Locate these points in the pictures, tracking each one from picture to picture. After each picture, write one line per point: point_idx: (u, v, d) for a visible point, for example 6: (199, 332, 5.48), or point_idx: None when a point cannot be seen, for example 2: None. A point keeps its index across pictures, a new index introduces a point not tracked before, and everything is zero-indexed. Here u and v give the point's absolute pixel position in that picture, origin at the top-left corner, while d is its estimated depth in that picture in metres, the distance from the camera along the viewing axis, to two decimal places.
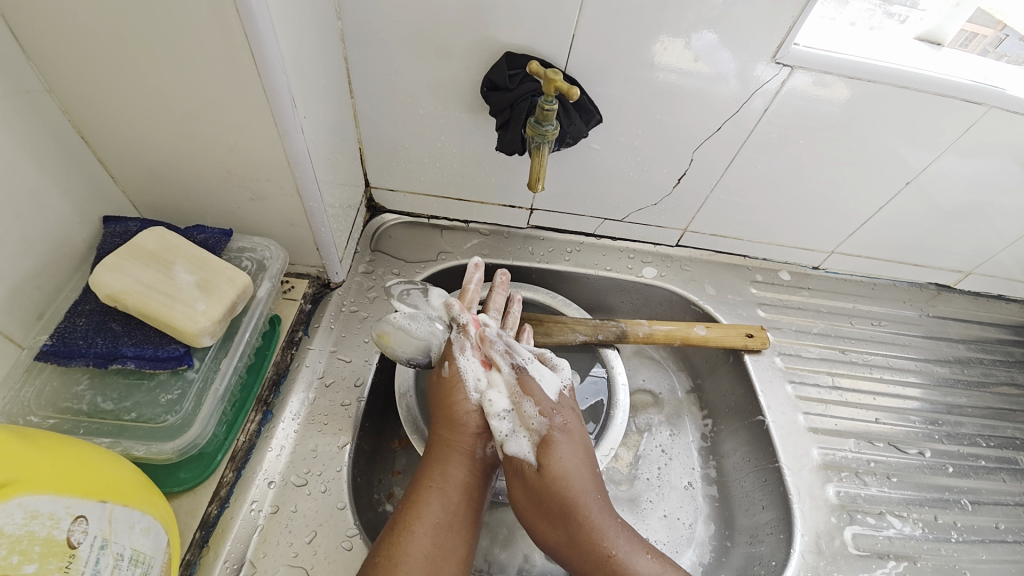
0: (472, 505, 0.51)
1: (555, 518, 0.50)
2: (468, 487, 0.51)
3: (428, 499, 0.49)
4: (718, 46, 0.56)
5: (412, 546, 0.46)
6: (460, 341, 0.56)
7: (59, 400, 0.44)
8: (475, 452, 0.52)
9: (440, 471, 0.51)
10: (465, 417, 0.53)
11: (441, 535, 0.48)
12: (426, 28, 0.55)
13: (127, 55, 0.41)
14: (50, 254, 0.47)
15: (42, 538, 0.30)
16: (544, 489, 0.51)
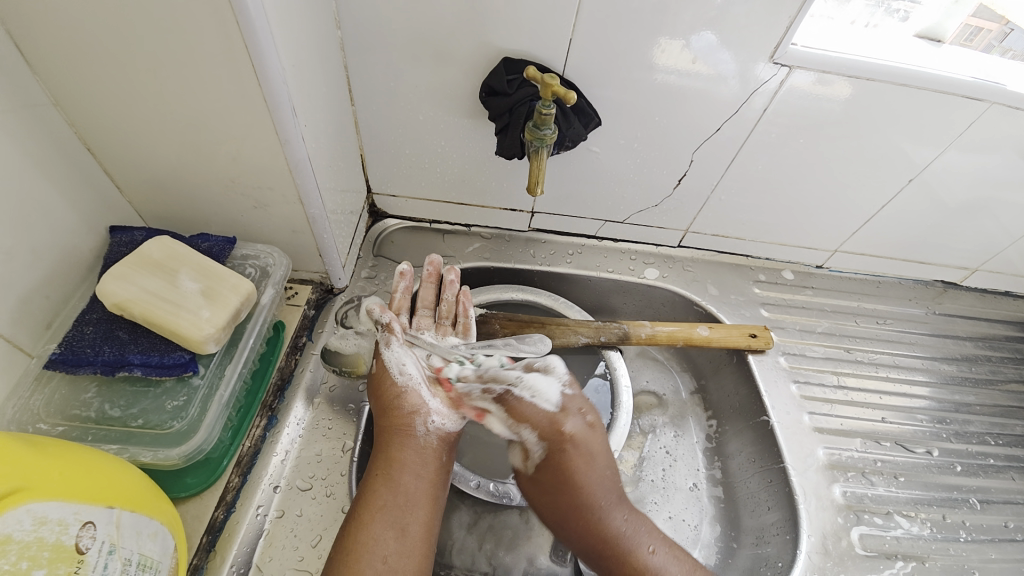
0: (425, 485, 0.52)
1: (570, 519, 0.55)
2: (417, 468, 0.53)
3: (377, 490, 0.51)
4: (716, 47, 0.56)
5: (368, 536, 0.48)
6: (384, 338, 0.58)
7: (68, 408, 0.45)
8: (416, 433, 0.54)
9: (384, 459, 0.52)
10: (401, 398, 0.55)
11: (391, 519, 0.49)
12: (424, 35, 0.56)
13: (131, 68, 0.42)
14: (58, 264, 0.47)
15: (51, 544, 0.30)
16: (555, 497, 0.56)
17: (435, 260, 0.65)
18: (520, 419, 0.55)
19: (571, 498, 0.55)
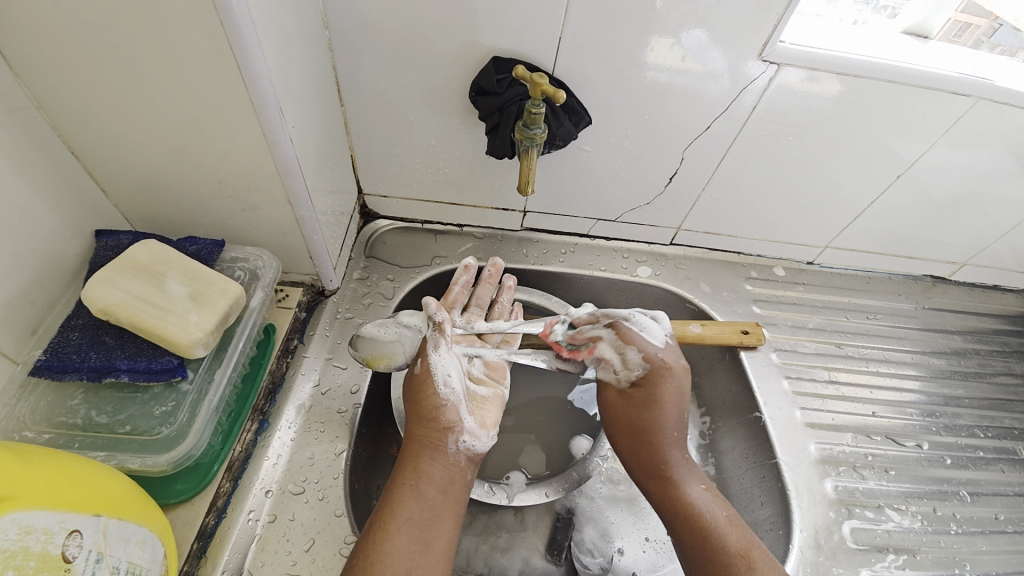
0: (450, 503, 0.50)
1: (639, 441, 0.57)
2: (445, 485, 0.51)
3: (403, 503, 0.48)
4: (705, 45, 0.56)
5: (390, 550, 0.45)
6: (435, 338, 0.55)
7: (54, 415, 0.44)
8: (448, 450, 0.52)
9: (412, 473, 0.50)
10: (438, 412, 0.53)
11: (418, 534, 0.47)
12: (413, 35, 0.56)
13: (114, 70, 0.41)
14: (42, 269, 0.47)
15: (36, 553, 0.30)
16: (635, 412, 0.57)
17: (498, 264, 0.68)
18: (632, 339, 0.55)
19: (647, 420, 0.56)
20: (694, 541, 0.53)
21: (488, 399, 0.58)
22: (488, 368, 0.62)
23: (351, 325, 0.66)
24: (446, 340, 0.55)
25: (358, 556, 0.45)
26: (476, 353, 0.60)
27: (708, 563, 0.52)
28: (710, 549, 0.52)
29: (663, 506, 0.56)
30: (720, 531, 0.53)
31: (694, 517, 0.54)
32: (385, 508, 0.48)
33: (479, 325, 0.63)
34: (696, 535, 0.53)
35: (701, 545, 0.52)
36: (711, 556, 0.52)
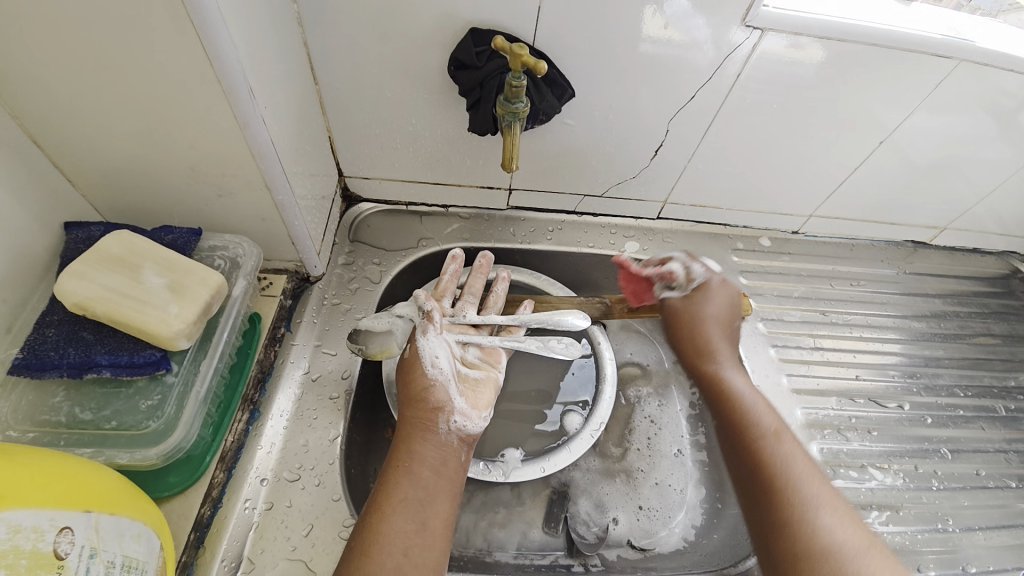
0: (444, 481, 0.50)
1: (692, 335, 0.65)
2: (438, 464, 0.50)
3: (395, 484, 0.48)
4: (689, 12, 0.54)
5: (386, 530, 0.46)
6: (422, 325, 0.56)
7: (37, 414, 0.43)
8: (439, 430, 0.52)
9: (403, 454, 0.50)
10: (428, 393, 0.53)
11: (414, 513, 0.47)
12: (386, 7, 0.53)
13: (71, 51, 0.39)
14: (10, 265, 0.45)
15: (28, 551, 0.29)
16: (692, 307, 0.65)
17: (489, 256, 0.67)
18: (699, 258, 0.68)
19: (699, 314, 0.65)
20: (739, 425, 0.58)
21: (482, 381, 0.56)
22: (482, 354, 0.60)
23: (338, 311, 0.66)
24: (433, 326, 0.56)
25: (355, 539, 0.46)
26: (468, 340, 0.58)
27: (749, 444, 0.56)
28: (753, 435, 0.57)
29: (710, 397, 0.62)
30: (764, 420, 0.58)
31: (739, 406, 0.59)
32: (378, 491, 0.48)
33: (470, 313, 0.61)
34: (739, 424, 0.58)
35: (743, 427, 0.58)
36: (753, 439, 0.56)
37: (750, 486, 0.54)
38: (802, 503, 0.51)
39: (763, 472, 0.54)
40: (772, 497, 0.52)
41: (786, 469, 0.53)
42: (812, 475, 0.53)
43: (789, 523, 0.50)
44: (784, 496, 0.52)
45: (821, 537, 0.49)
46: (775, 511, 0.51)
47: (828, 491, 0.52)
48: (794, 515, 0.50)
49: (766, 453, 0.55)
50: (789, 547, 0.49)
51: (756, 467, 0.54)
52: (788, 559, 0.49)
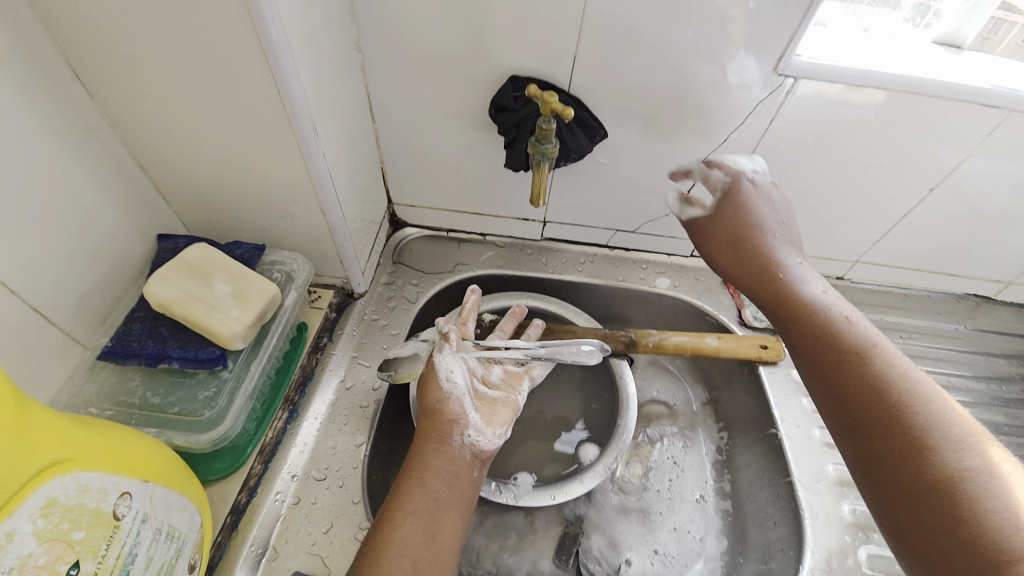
0: (454, 496, 0.53)
1: (751, 253, 0.61)
2: (449, 478, 0.53)
3: (407, 494, 0.51)
4: (719, 60, 0.57)
5: (396, 535, 0.48)
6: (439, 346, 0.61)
7: (115, 394, 0.50)
8: (453, 445, 0.55)
9: (416, 465, 0.53)
10: (446, 408, 0.57)
11: (427, 520, 0.50)
12: (437, 56, 0.60)
13: (176, 94, 0.48)
14: (111, 267, 0.54)
15: (91, 509, 0.34)
16: (732, 220, 0.63)
17: (521, 309, 0.72)
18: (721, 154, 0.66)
19: (754, 225, 0.61)
20: (810, 330, 0.56)
21: (499, 401, 0.61)
22: (506, 376, 0.65)
23: (376, 327, 0.71)
24: (450, 344, 0.60)
25: (367, 542, 0.48)
26: (491, 359, 0.63)
27: (823, 352, 0.55)
28: (825, 338, 0.55)
29: (771, 303, 0.60)
30: (835, 319, 0.56)
31: (807, 308, 0.57)
32: (390, 499, 0.51)
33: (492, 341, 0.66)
34: (813, 332, 0.56)
35: (810, 344, 0.56)
36: (825, 343, 0.55)
37: (839, 395, 0.52)
38: (903, 398, 0.49)
39: (847, 375, 0.52)
40: (867, 402, 0.50)
41: (874, 367, 0.51)
42: (903, 367, 0.51)
43: (890, 423, 0.48)
44: (881, 395, 0.50)
45: (927, 427, 0.46)
46: (870, 419, 0.49)
47: (918, 378, 0.50)
48: (893, 410, 0.48)
49: (846, 355, 0.53)
50: (891, 446, 0.47)
51: (838, 371, 0.53)
52: (892, 463, 0.47)
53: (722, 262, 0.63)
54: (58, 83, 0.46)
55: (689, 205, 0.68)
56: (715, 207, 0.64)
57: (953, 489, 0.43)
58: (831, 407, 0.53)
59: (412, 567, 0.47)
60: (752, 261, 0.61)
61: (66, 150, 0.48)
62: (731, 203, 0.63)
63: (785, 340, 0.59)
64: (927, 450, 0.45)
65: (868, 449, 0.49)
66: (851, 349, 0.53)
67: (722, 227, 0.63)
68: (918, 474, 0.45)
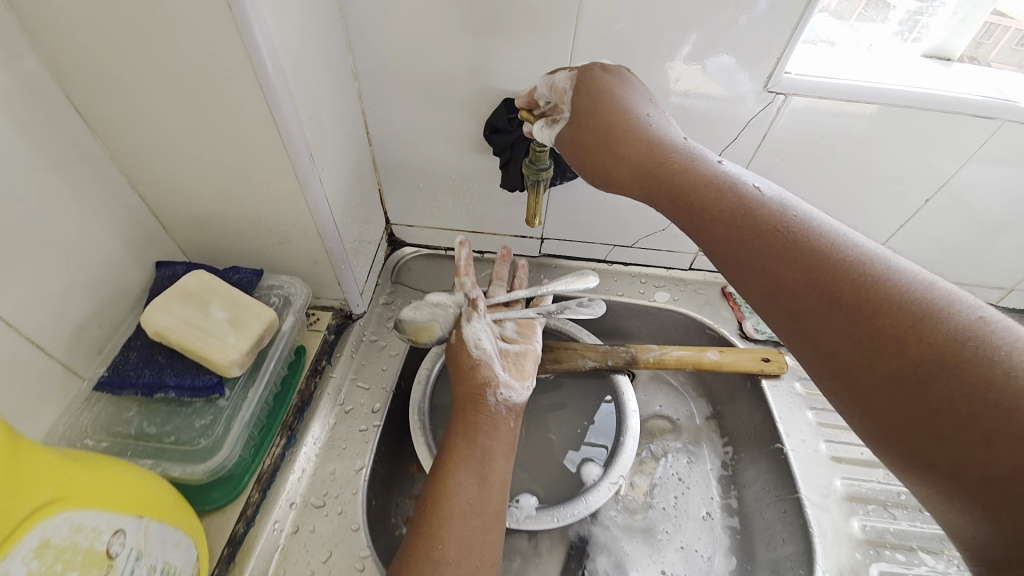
0: (497, 442, 0.52)
1: (640, 149, 0.49)
2: (490, 428, 0.53)
3: (454, 445, 0.51)
4: (728, 67, 0.57)
5: (450, 481, 0.48)
6: (468, 312, 0.60)
7: (111, 425, 0.50)
8: (489, 395, 0.55)
9: (459, 419, 0.54)
10: (478, 367, 0.56)
11: (479, 476, 0.49)
12: (432, 81, 0.61)
13: (173, 125, 0.48)
14: (108, 296, 0.54)
15: (84, 549, 0.34)
16: (597, 108, 0.50)
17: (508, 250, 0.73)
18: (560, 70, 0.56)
19: (626, 121, 0.49)
20: (727, 228, 0.44)
21: (522, 355, 0.61)
22: (519, 328, 0.65)
23: (375, 348, 0.71)
24: (478, 312, 0.60)
25: (425, 493, 0.49)
26: (503, 317, 0.64)
27: (743, 244, 0.43)
28: (746, 229, 0.43)
29: (672, 204, 0.48)
30: (748, 200, 0.44)
31: (713, 198, 0.45)
32: (440, 452, 0.52)
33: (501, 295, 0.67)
34: (725, 226, 0.44)
35: (732, 266, 0.44)
36: (742, 233, 0.43)
37: (773, 295, 0.41)
38: (844, 269, 0.38)
39: (776, 265, 0.41)
40: (807, 291, 0.39)
41: (799, 243, 0.40)
42: (832, 232, 0.40)
43: (848, 304, 0.37)
44: (818, 276, 0.38)
45: (883, 292, 0.36)
46: (812, 309, 0.39)
47: (847, 238, 0.40)
48: (833, 287, 0.38)
49: (769, 239, 0.41)
50: (846, 332, 0.37)
51: (765, 265, 0.41)
52: (857, 358, 0.36)
53: (614, 176, 0.51)
54: (57, 117, 0.46)
55: (553, 125, 0.55)
56: (574, 114, 0.52)
57: (938, 357, 0.32)
58: (777, 311, 0.41)
59: (470, 507, 0.47)
60: (638, 155, 0.49)
61: (64, 183, 0.48)
62: (592, 91, 0.51)
63: (700, 246, 0.47)
64: (894, 325, 0.35)
65: (830, 345, 0.38)
66: (776, 231, 0.41)
67: (589, 125, 0.51)
68: (893, 351, 0.34)
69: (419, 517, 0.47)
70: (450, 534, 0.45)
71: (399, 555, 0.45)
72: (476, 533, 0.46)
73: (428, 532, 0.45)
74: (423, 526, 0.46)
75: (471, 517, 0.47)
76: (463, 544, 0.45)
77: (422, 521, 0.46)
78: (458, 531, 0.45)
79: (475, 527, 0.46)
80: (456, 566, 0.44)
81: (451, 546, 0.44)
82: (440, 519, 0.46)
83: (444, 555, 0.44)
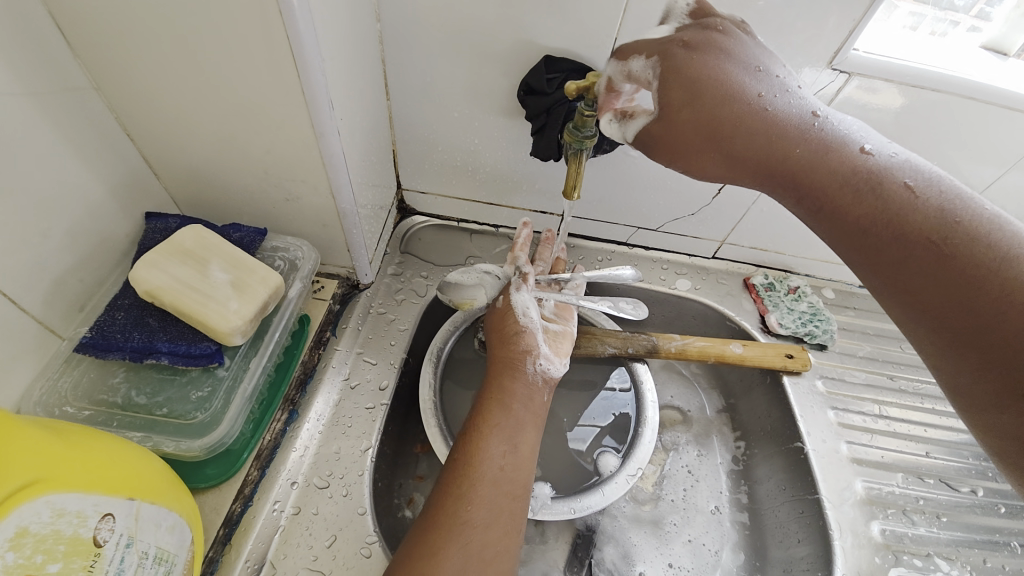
0: (530, 413, 0.50)
1: (765, 147, 0.43)
2: (524, 397, 0.51)
3: (487, 408, 0.49)
4: (763, 51, 0.54)
5: (480, 443, 0.46)
6: (517, 283, 0.59)
7: (95, 393, 0.45)
8: (528, 365, 0.52)
9: (495, 384, 0.51)
10: (520, 335, 0.54)
11: (511, 443, 0.47)
12: (464, 30, 0.55)
13: (173, 54, 0.42)
14: (91, 248, 0.48)
15: (68, 537, 0.30)
16: (699, 104, 0.42)
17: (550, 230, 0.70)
18: (633, 42, 0.47)
19: (741, 112, 0.42)
20: (873, 231, 0.42)
21: (560, 334, 0.58)
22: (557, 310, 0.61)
23: (383, 321, 0.66)
24: (528, 285, 0.59)
25: (453, 454, 0.46)
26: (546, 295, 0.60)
27: (891, 250, 0.42)
28: (895, 235, 0.41)
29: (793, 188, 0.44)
30: (904, 200, 0.41)
31: (860, 199, 0.42)
32: (471, 415, 0.49)
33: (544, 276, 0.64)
34: (871, 228, 0.42)
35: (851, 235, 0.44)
36: (891, 237, 0.41)
37: (919, 304, 0.41)
38: (1009, 287, 0.37)
39: (928, 276, 0.40)
40: (960, 306, 0.39)
41: (960, 255, 0.39)
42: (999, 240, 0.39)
43: (1006, 324, 0.37)
44: (980, 293, 0.38)
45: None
46: (962, 323, 0.39)
47: (1015, 244, 0.38)
48: (994, 306, 0.37)
49: (926, 247, 0.40)
50: (998, 353, 0.37)
51: (914, 273, 0.41)
52: (1005, 378, 0.37)
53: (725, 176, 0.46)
54: (35, 34, 0.40)
55: (626, 121, 0.47)
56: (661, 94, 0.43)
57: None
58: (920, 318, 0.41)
59: (502, 474, 0.44)
60: (766, 150, 0.43)
61: (43, 113, 0.41)
62: (690, 76, 0.42)
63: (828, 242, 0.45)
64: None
65: (973, 363, 0.39)
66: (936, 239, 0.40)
67: (683, 127, 0.43)
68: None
69: (447, 475, 0.44)
70: (479, 497, 0.43)
71: (424, 513, 0.43)
72: (503, 498, 0.43)
73: (456, 492, 0.43)
74: (451, 485, 0.43)
75: (501, 482, 0.44)
76: (492, 508, 0.42)
77: (450, 479, 0.44)
78: (489, 494, 0.43)
79: (503, 492, 0.44)
80: (485, 530, 0.41)
81: (479, 509, 0.42)
82: (471, 480, 0.43)
83: (472, 517, 0.42)
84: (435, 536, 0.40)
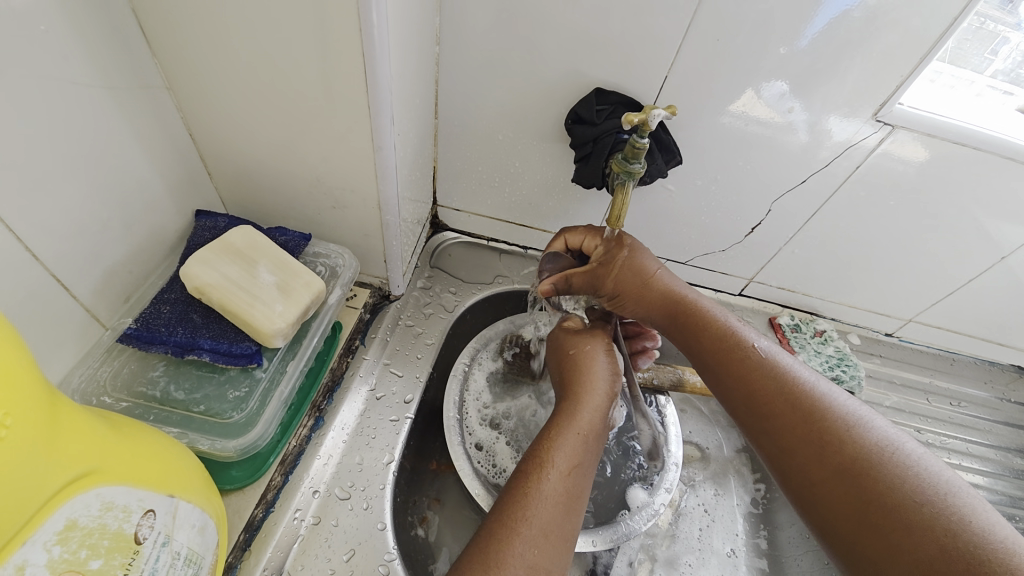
0: (597, 459, 0.48)
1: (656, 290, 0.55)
2: (598, 442, 0.49)
3: (570, 443, 0.46)
4: (798, 102, 0.55)
5: (551, 480, 0.43)
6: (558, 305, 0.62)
7: (133, 384, 0.45)
8: (609, 407, 0.51)
9: (582, 419, 0.49)
10: (599, 372, 0.52)
11: (573, 480, 0.45)
12: (520, 58, 0.56)
13: (248, 61, 0.43)
14: (143, 241, 0.49)
15: (112, 532, 0.29)
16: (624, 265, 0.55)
17: None
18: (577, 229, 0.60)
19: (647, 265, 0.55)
20: (767, 400, 0.46)
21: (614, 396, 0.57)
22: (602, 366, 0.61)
23: (410, 334, 0.66)
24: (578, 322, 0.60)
25: (514, 483, 0.44)
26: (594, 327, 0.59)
27: (773, 407, 0.45)
28: (780, 406, 0.45)
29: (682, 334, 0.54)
30: (796, 385, 0.46)
31: (762, 371, 0.47)
32: (549, 443, 0.46)
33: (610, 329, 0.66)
34: (766, 401, 0.46)
35: (727, 378, 0.49)
36: (762, 390, 0.47)
37: (793, 469, 0.43)
38: (843, 442, 0.41)
39: (803, 444, 0.43)
40: (808, 453, 0.42)
41: (824, 423, 0.43)
42: (863, 423, 0.43)
43: (861, 492, 0.39)
44: (838, 459, 0.41)
45: (896, 488, 0.38)
46: (818, 471, 0.41)
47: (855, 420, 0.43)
48: (853, 474, 0.40)
49: (802, 416, 0.44)
50: (867, 521, 0.38)
51: (794, 441, 0.43)
52: (849, 513, 0.39)
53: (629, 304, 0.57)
54: (121, 33, 0.41)
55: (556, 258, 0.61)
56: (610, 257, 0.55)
57: (949, 547, 0.34)
58: (793, 473, 0.43)
59: (559, 511, 0.42)
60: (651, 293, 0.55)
61: (117, 107, 0.43)
62: (632, 259, 0.55)
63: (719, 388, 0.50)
64: (888, 500, 0.37)
65: (840, 521, 0.39)
66: (811, 408, 0.44)
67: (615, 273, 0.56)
68: (903, 533, 0.36)
69: (518, 505, 0.42)
70: (533, 532, 0.40)
71: (489, 540, 0.40)
72: (561, 544, 0.41)
73: (517, 524, 0.40)
74: (525, 521, 0.41)
75: (566, 525, 0.42)
76: (551, 546, 0.40)
77: (525, 514, 0.41)
78: (554, 538, 0.41)
79: (565, 536, 0.42)
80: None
81: (544, 552, 0.40)
82: (546, 519, 0.41)
83: (538, 559, 0.39)
84: (500, 569, 0.38)
